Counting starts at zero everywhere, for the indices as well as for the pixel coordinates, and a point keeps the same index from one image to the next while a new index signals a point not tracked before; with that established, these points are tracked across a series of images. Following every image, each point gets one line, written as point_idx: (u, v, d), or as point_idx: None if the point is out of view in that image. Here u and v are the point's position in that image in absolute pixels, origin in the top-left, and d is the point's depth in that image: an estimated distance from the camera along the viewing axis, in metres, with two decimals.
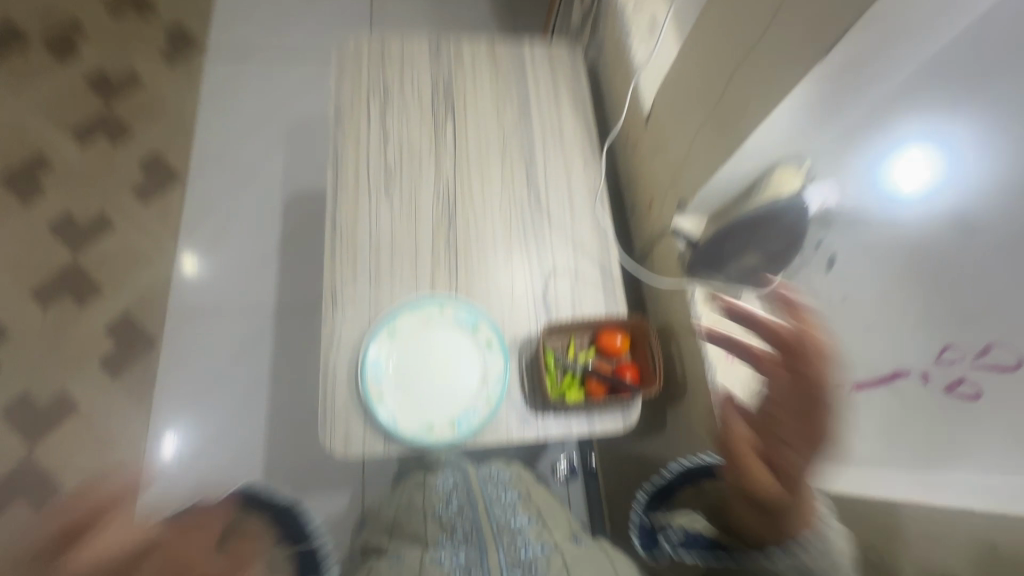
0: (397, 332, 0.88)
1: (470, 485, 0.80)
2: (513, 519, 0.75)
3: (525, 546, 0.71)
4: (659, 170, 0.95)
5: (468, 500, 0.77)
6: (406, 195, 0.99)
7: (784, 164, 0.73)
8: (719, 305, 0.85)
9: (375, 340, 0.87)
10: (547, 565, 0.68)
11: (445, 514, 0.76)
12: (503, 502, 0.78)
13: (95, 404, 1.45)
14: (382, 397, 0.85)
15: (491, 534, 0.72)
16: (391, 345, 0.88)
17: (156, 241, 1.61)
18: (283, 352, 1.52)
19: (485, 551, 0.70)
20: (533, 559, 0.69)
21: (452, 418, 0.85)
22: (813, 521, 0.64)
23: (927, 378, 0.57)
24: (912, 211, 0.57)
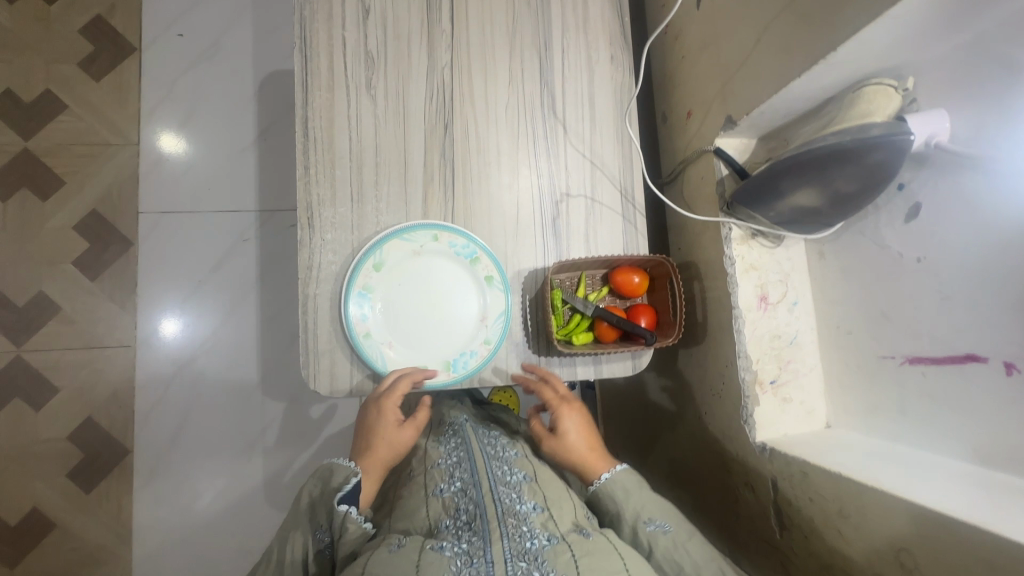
0: (384, 266, 0.77)
1: (474, 466, 0.70)
2: (517, 503, 0.64)
3: (529, 533, 0.59)
4: (702, 74, 0.77)
5: (472, 480, 0.67)
6: (393, 92, 0.81)
7: (878, 80, 0.56)
8: (756, 248, 0.73)
9: (358, 274, 0.76)
10: (555, 557, 0.56)
11: (446, 496, 0.67)
12: (508, 484, 0.67)
13: (75, 305, 1.32)
14: (370, 336, 0.76)
15: (495, 517, 0.60)
16: (377, 278, 0.77)
17: (114, 124, 1.37)
18: (269, 261, 1.39)
19: (487, 536, 0.58)
20: (538, 549, 0.57)
21: (447, 360, 0.78)
22: (885, 529, 0.54)
23: (1012, 370, 0.50)
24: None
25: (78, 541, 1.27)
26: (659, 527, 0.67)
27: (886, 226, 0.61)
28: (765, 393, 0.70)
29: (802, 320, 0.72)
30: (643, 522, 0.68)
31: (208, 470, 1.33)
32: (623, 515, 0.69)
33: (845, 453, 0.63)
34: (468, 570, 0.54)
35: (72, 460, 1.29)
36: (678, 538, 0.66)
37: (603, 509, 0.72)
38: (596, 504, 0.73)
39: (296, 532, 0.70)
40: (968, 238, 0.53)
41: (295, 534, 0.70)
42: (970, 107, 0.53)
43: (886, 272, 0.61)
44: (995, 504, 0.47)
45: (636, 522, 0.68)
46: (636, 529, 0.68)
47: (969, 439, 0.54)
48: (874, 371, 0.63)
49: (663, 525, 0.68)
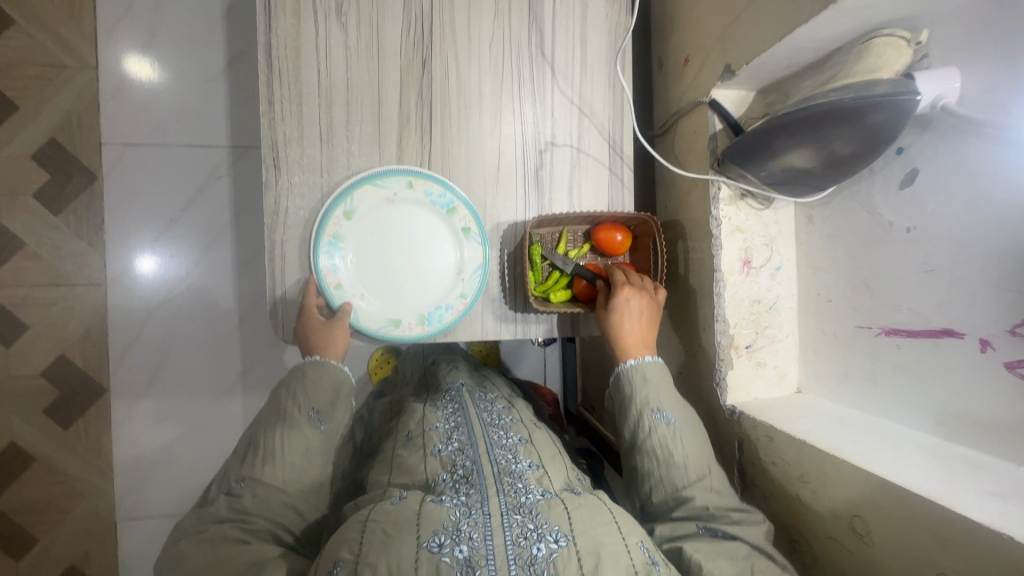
0: (355, 213, 0.72)
1: (472, 429, 0.69)
2: (513, 462, 0.63)
3: (524, 489, 0.59)
4: (703, 16, 0.71)
5: (469, 443, 0.67)
6: (367, 21, 0.74)
7: (891, 32, 0.52)
8: (744, 209, 0.70)
9: (327, 222, 0.71)
10: (550, 510, 0.55)
11: (444, 454, 0.66)
12: (505, 445, 0.67)
13: (40, 242, 1.25)
14: (341, 289, 0.73)
15: (492, 475, 0.60)
16: (348, 228, 0.73)
17: (69, 44, 1.24)
18: (243, 202, 1.33)
19: (485, 492, 0.57)
20: (533, 503, 0.57)
21: (422, 313, 0.75)
22: (861, 506, 0.53)
23: (988, 346, 0.50)
24: None
25: (59, 475, 1.29)
26: (665, 418, 0.68)
27: (879, 192, 0.58)
28: (739, 357, 0.70)
29: (783, 286, 0.71)
30: (650, 411, 0.69)
31: (187, 410, 1.34)
32: (634, 399, 0.70)
33: (814, 421, 0.63)
34: (468, 523, 0.53)
35: (46, 398, 1.27)
36: (680, 432, 0.68)
37: (618, 390, 0.73)
38: (613, 385, 0.74)
39: (288, 415, 0.71)
40: (961, 210, 0.51)
41: (287, 417, 0.71)
42: (986, 67, 0.49)
43: (872, 240, 0.59)
44: (952, 480, 0.48)
45: (644, 410, 0.69)
46: (643, 415, 0.69)
47: (933, 413, 0.55)
48: (850, 340, 0.63)
49: (669, 418, 0.68)
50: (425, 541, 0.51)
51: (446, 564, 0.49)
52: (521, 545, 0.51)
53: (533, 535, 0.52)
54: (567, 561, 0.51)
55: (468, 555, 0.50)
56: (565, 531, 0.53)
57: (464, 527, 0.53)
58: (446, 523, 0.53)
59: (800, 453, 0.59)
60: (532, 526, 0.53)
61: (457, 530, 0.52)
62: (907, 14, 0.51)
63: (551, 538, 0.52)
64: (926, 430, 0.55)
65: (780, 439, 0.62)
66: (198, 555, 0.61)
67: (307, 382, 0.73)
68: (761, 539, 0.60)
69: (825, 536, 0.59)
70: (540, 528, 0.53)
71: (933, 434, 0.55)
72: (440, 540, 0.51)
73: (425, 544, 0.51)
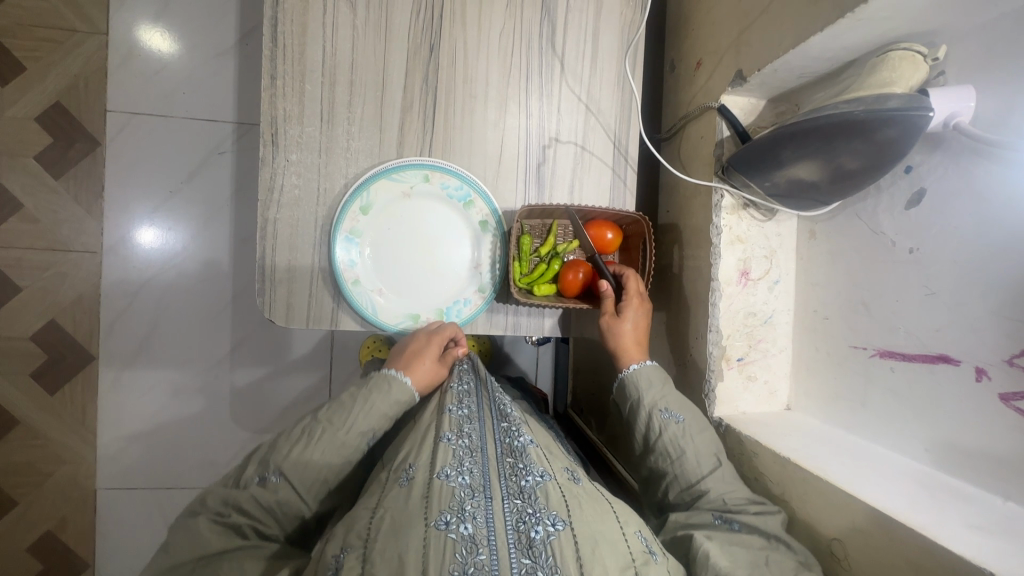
0: (372, 207, 0.72)
1: (481, 403, 0.68)
2: (516, 438, 0.61)
3: (525, 468, 0.56)
4: (719, 19, 0.69)
5: (477, 415, 0.66)
6: (376, 1, 0.73)
7: (907, 46, 0.50)
8: (746, 220, 0.68)
9: (345, 215, 0.71)
10: (548, 494, 0.54)
11: (453, 416, 0.64)
12: (509, 420, 0.65)
13: (38, 204, 1.24)
14: (359, 284, 0.72)
15: (494, 458, 0.58)
16: (365, 223, 0.72)
17: (80, 8, 1.23)
18: (244, 179, 1.32)
19: (487, 474, 0.56)
20: (534, 485, 0.55)
21: (440, 308, 0.76)
22: (832, 539, 0.53)
23: (982, 374, 0.48)
24: None
25: (41, 439, 1.28)
26: (673, 416, 0.65)
27: (885, 211, 0.57)
28: (730, 369, 0.69)
29: (780, 299, 0.70)
30: (658, 412, 0.66)
31: (174, 383, 1.33)
32: (641, 402, 0.68)
33: (800, 439, 0.61)
34: (471, 504, 0.52)
35: (34, 361, 1.26)
36: (689, 430, 0.65)
37: (624, 393, 0.70)
38: (618, 389, 0.71)
39: (351, 427, 0.66)
40: (968, 233, 0.49)
41: (349, 429, 0.66)
42: (1003, 88, 0.47)
43: (874, 259, 0.58)
44: (938, 510, 0.47)
45: (651, 410, 0.67)
46: (650, 417, 0.66)
47: (925, 439, 0.53)
48: (844, 361, 0.62)
49: (677, 416, 0.65)
50: (433, 520, 0.50)
51: (453, 541, 0.48)
52: (520, 531, 0.50)
53: (532, 518, 0.51)
54: (568, 544, 0.49)
55: (473, 534, 0.49)
56: (563, 515, 0.52)
57: (468, 508, 0.51)
58: (452, 502, 0.52)
59: (777, 474, 0.59)
60: (531, 510, 0.52)
61: (463, 510, 0.51)
62: (925, 28, 0.50)
63: (549, 522, 0.51)
64: (914, 458, 0.54)
65: (764, 456, 0.61)
66: (209, 543, 0.58)
67: (383, 404, 0.69)
68: (780, 530, 0.57)
69: None
70: (539, 512, 0.52)
71: (921, 462, 0.53)
72: (446, 518, 0.50)
73: (432, 524, 0.50)
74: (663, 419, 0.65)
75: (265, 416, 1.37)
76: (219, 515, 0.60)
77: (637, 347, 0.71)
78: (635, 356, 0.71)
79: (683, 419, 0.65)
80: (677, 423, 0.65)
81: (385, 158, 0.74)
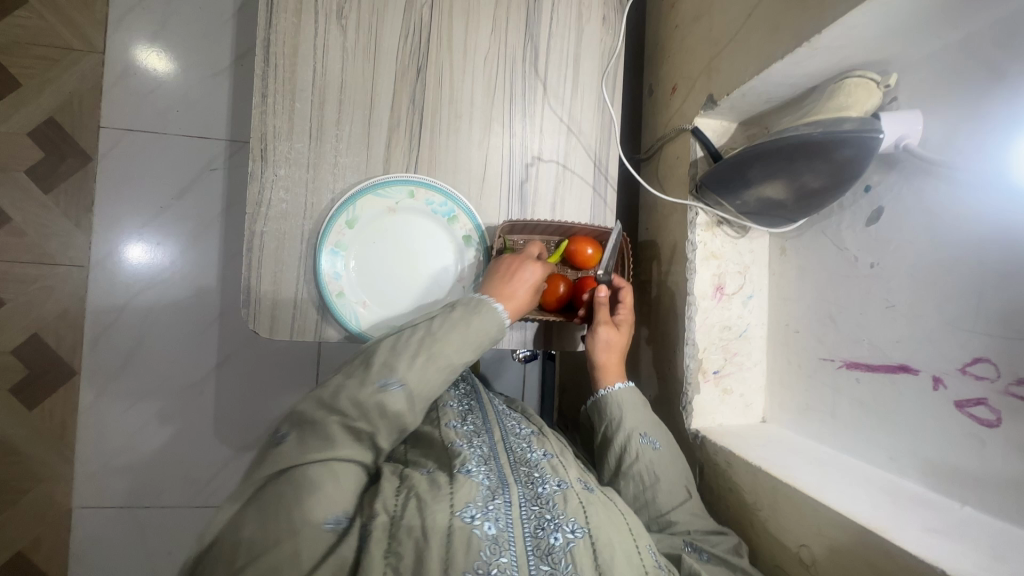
0: (358, 221, 0.74)
1: (486, 413, 0.68)
2: (528, 452, 0.63)
3: (541, 479, 0.59)
4: (692, 46, 0.73)
5: (484, 427, 0.65)
6: (366, 25, 0.76)
7: (861, 73, 0.54)
8: (720, 236, 0.71)
9: (331, 229, 0.73)
10: (566, 501, 0.56)
11: (457, 429, 0.64)
12: (519, 434, 0.67)
13: (26, 218, 1.25)
14: (344, 297, 0.74)
15: (509, 463, 0.60)
16: (350, 236, 0.74)
17: (78, 27, 1.26)
18: (234, 194, 1.33)
19: (504, 478, 0.57)
20: (550, 494, 0.57)
21: None
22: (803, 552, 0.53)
23: (939, 383, 0.50)
24: (986, 197, 0.47)
25: (18, 455, 1.26)
26: (650, 442, 0.67)
27: (847, 228, 0.59)
28: (706, 382, 0.70)
29: (753, 314, 0.72)
30: (639, 436, 0.68)
31: (157, 397, 1.31)
32: (621, 423, 0.69)
33: (774, 450, 0.63)
34: (494, 505, 0.54)
35: (13, 374, 1.25)
36: (664, 457, 0.67)
37: (604, 414, 0.72)
38: (595, 409, 0.73)
39: (461, 350, 0.64)
40: (922, 249, 0.52)
41: (459, 351, 0.64)
42: (949, 112, 0.50)
43: (838, 274, 0.61)
44: (900, 514, 0.48)
45: (631, 434, 0.68)
46: (628, 439, 0.68)
47: (888, 449, 0.55)
48: (813, 372, 0.63)
49: (654, 442, 0.68)
50: (459, 510, 0.51)
51: (478, 537, 0.50)
52: (539, 537, 0.53)
53: (550, 524, 0.53)
54: (585, 553, 0.51)
55: (496, 534, 0.51)
56: (581, 522, 0.54)
57: (493, 508, 0.53)
58: (477, 497, 0.53)
59: (749, 484, 0.60)
60: (550, 516, 0.54)
61: (487, 507, 0.53)
62: (877, 58, 0.53)
63: (568, 528, 0.53)
64: (881, 467, 0.55)
65: (737, 465, 0.62)
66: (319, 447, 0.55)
67: (485, 326, 0.66)
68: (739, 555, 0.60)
69: (773, 566, 0.58)
70: (558, 518, 0.54)
71: (887, 470, 0.55)
72: (473, 512, 0.51)
73: (459, 513, 0.51)
74: (642, 446, 0.67)
75: (248, 433, 1.36)
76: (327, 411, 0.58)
77: (619, 365, 0.75)
78: (614, 377, 0.74)
79: (659, 445, 0.68)
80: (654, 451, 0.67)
81: (371, 174, 0.76)
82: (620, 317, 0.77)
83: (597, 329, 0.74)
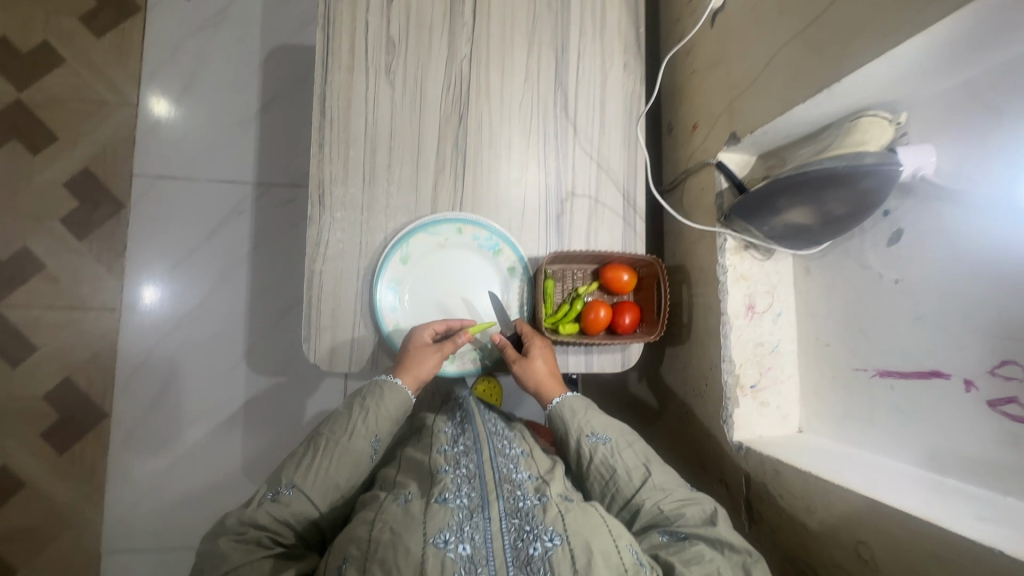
0: (411, 258, 0.81)
1: (477, 433, 0.71)
2: (514, 471, 0.65)
3: (522, 494, 0.61)
4: (712, 89, 0.81)
5: (474, 446, 0.69)
6: (411, 78, 0.83)
7: (875, 113, 0.61)
8: (748, 259, 0.77)
9: (388, 266, 0.79)
10: (545, 512, 0.57)
11: (448, 452, 0.68)
12: (507, 455, 0.69)
13: (62, 264, 1.29)
14: (399, 328, 0.80)
15: (493, 480, 0.62)
16: (404, 271, 0.81)
17: (114, 83, 1.33)
18: (262, 234, 1.38)
19: (485, 496, 0.60)
20: (530, 507, 0.58)
21: (473, 349, 0.85)
22: (859, 546, 0.57)
23: (971, 385, 0.55)
24: (999, 216, 0.53)
25: (47, 502, 1.26)
26: (599, 438, 0.75)
27: (870, 247, 0.66)
28: (745, 396, 0.75)
29: (785, 329, 0.77)
30: (587, 436, 0.75)
31: (186, 437, 1.32)
32: (570, 430, 0.77)
33: (817, 456, 0.67)
34: (470, 524, 0.56)
35: (46, 419, 1.27)
36: (616, 447, 0.74)
37: (554, 427, 0.79)
38: (551, 427, 0.80)
39: (353, 433, 0.72)
40: (942, 265, 0.58)
41: (351, 435, 0.72)
42: (957, 144, 0.57)
43: (864, 290, 0.66)
44: (948, 508, 0.52)
45: (580, 436, 0.75)
46: (579, 441, 0.75)
47: (928, 449, 0.59)
48: (848, 381, 0.68)
49: (604, 437, 0.75)
50: (432, 537, 0.54)
51: (451, 559, 0.52)
52: (518, 548, 0.54)
53: (529, 535, 0.55)
54: (562, 559, 0.53)
55: (471, 553, 0.53)
56: (560, 530, 0.55)
57: (467, 528, 0.56)
58: (451, 521, 0.56)
59: (801, 491, 0.65)
60: (529, 527, 0.56)
61: (461, 529, 0.55)
62: (888, 99, 0.60)
63: (546, 538, 0.54)
64: (923, 467, 0.60)
65: (786, 471, 0.66)
66: (232, 557, 0.60)
67: (398, 403, 0.76)
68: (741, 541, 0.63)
69: (832, 565, 0.61)
70: (536, 529, 0.55)
71: (929, 469, 0.59)
72: (446, 536, 0.54)
73: (432, 539, 0.54)
74: (591, 447, 0.74)
75: None
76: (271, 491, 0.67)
77: (552, 384, 0.80)
78: (552, 394, 0.80)
79: (604, 438, 0.75)
80: (601, 445, 0.74)
81: (420, 213, 0.82)
82: (528, 347, 0.80)
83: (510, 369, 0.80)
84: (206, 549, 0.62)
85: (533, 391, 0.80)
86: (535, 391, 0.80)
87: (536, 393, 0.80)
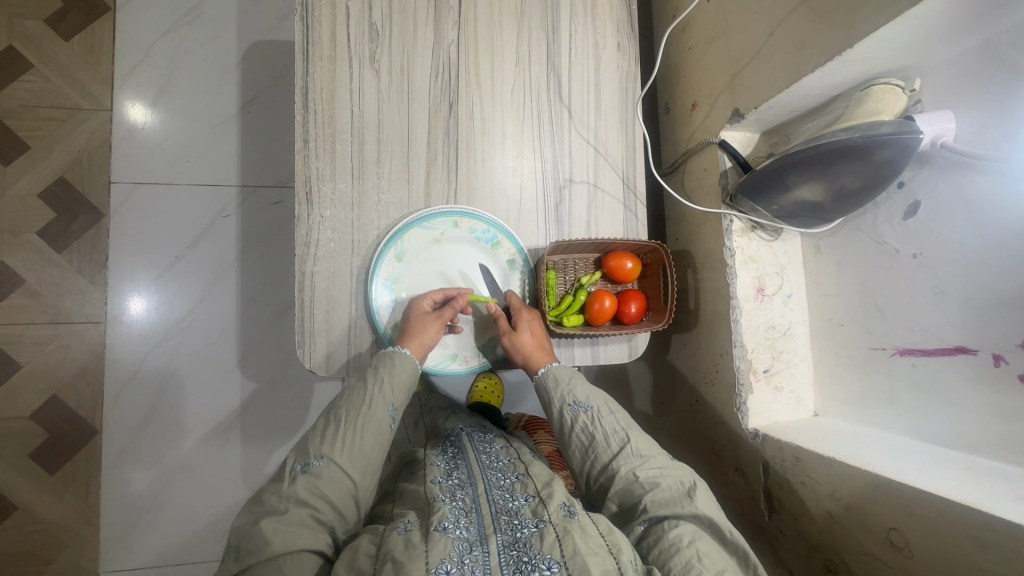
0: (405, 254, 0.78)
1: (471, 468, 0.68)
2: (510, 499, 0.62)
3: (519, 523, 0.57)
4: (711, 66, 0.78)
5: (468, 480, 0.65)
6: (398, 66, 0.79)
7: (886, 80, 0.58)
8: (755, 240, 0.74)
9: (381, 264, 0.76)
10: (542, 539, 0.55)
11: (442, 484, 0.64)
12: (502, 484, 0.65)
13: (41, 278, 1.24)
14: (395, 326, 0.77)
15: (489, 514, 0.59)
16: (400, 269, 0.78)
17: (85, 87, 1.28)
18: (249, 238, 1.34)
19: (483, 530, 0.57)
20: (528, 537, 0.55)
21: (476, 346, 0.82)
22: (890, 533, 0.55)
23: (1000, 359, 0.54)
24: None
25: (40, 524, 1.21)
26: (581, 406, 0.73)
27: (884, 222, 0.63)
28: (758, 381, 0.73)
29: (795, 311, 0.75)
30: (568, 404, 0.73)
31: (181, 452, 1.28)
32: (554, 395, 0.75)
33: (839, 441, 0.65)
34: (470, 557, 0.53)
35: (34, 439, 1.22)
36: (598, 416, 0.72)
37: (541, 392, 0.77)
38: (538, 392, 0.77)
39: (371, 402, 0.70)
40: (965, 236, 0.56)
41: (370, 404, 0.70)
42: (975, 110, 0.55)
43: (880, 266, 0.64)
44: (984, 489, 0.50)
45: (563, 404, 0.74)
46: (562, 409, 0.73)
47: (955, 425, 0.57)
48: (865, 362, 0.66)
49: (586, 406, 0.73)
50: (434, 567, 0.51)
51: None
52: None
53: (528, 566, 0.52)
54: None
55: None
56: (557, 558, 0.53)
57: (467, 561, 0.53)
58: (452, 552, 0.53)
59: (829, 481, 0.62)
60: (526, 558, 0.53)
61: (461, 562, 0.53)
62: (901, 65, 0.58)
63: (544, 567, 0.52)
64: (951, 445, 0.58)
65: (807, 457, 0.64)
66: (271, 541, 0.57)
67: (410, 372, 0.73)
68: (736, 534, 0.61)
69: (863, 554, 0.59)
70: (534, 559, 0.53)
71: (958, 448, 0.57)
72: (447, 568, 0.51)
73: (433, 570, 0.51)
74: (572, 415, 0.73)
75: None
76: (300, 465, 0.65)
77: (540, 355, 0.75)
78: (541, 359, 0.75)
79: (585, 405, 0.73)
80: (582, 413, 0.72)
81: (414, 208, 0.79)
82: (516, 318, 0.77)
83: (501, 339, 0.77)
84: (243, 533, 0.59)
85: (522, 362, 0.76)
86: (524, 361, 0.75)
87: (526, 363, 0.75)
